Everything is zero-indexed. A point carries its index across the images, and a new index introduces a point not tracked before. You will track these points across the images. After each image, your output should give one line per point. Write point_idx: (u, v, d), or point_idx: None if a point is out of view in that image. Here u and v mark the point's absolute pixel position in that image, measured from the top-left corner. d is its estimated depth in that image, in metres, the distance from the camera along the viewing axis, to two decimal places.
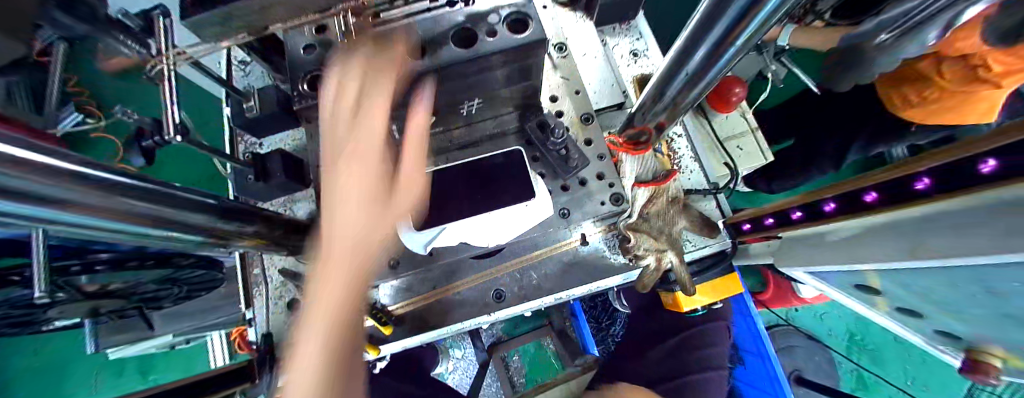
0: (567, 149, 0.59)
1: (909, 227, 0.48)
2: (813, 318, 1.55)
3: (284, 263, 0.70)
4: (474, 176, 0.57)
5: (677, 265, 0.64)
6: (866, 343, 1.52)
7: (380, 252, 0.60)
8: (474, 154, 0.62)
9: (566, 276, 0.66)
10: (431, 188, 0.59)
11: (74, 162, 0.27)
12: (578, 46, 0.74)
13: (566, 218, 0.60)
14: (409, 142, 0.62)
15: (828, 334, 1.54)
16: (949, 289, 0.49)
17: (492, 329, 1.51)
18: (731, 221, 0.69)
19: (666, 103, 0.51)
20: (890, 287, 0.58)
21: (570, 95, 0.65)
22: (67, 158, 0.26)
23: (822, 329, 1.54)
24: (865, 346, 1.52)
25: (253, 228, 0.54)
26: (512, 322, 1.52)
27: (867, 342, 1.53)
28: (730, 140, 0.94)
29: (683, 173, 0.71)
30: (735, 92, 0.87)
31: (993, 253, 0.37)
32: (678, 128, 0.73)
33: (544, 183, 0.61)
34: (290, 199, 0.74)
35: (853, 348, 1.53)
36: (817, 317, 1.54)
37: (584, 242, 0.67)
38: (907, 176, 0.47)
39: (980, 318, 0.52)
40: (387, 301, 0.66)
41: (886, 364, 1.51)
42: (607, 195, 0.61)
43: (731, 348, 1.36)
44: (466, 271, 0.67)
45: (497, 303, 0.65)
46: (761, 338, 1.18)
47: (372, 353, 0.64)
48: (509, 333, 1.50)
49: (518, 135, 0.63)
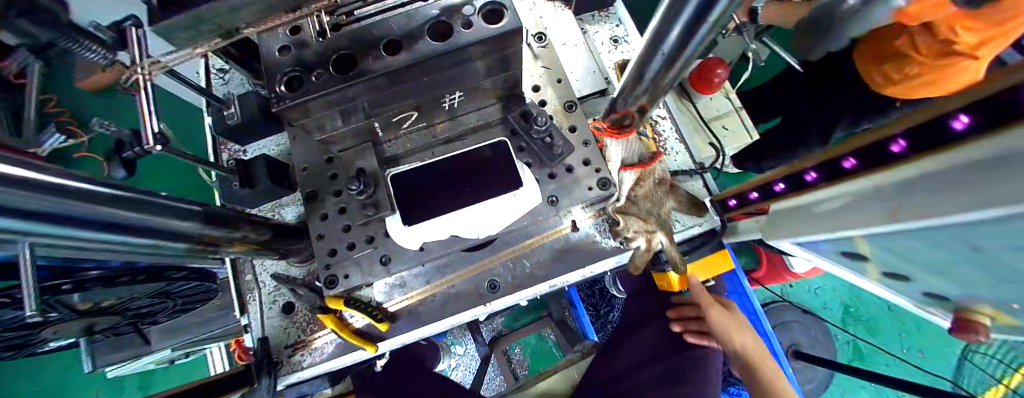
0: (551, 137, 0.59)
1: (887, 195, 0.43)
2: (809, 293, 1.57)
3: (278, 268, 0.70)
4: (459, 170, 0.59)
5: (668, 245, 0.64)
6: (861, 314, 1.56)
7: (372, 250, 0.60)
8: (460, 148, 0.62)
9: (558, 263, 0.67)
10: (420, 184, 0.60)
11: (29, 170, 0.26)
12: (557, 35, 0.74)
13: (555, 205, 0.60)
14: (394, 139, 0.61)
15: (824, 308, 1.57)
16: (935, 250, 0.45)
17: (493, 324, 1.53)
18: (716, 198, 0.69)
19: (646, 84, 0.52)
20: (873, 252, 0.55)
21: (552, 85, 0.65)
22: (21, 166, 0.25)
23: (818, 304, 1.57)
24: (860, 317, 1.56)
25: (242, 234, 0.54)
26: (512, 316, 1.54)
27: (862, 313, 1.57)
28: (714, 121, 0.96)
29: (669, 155, 0.73)
30: (716, 73, 0.88)
31: (952, 213, 0.33)
32: (661, 110, 0.75)
33: (530, 172, 0.62)
34: (279, 204, 0.73)
35: (848, 318, 1.56)
36: (811, 291, 1.58)
37: (575, 228, 0.68)
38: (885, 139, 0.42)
39: (967, 277, 0.49)
40: (382, 300, 0.68)
41: (880, 333, 1.55)
42: (594, 180, 0.61)
43: None
44: (459, 264, 0.67)
45: (490, 293, 0.67)
46: (756, 314, 1.20)
47: (370, 350, 0.64)
48: (510, 326, 1.53)
49: (502, 126, 0.63)
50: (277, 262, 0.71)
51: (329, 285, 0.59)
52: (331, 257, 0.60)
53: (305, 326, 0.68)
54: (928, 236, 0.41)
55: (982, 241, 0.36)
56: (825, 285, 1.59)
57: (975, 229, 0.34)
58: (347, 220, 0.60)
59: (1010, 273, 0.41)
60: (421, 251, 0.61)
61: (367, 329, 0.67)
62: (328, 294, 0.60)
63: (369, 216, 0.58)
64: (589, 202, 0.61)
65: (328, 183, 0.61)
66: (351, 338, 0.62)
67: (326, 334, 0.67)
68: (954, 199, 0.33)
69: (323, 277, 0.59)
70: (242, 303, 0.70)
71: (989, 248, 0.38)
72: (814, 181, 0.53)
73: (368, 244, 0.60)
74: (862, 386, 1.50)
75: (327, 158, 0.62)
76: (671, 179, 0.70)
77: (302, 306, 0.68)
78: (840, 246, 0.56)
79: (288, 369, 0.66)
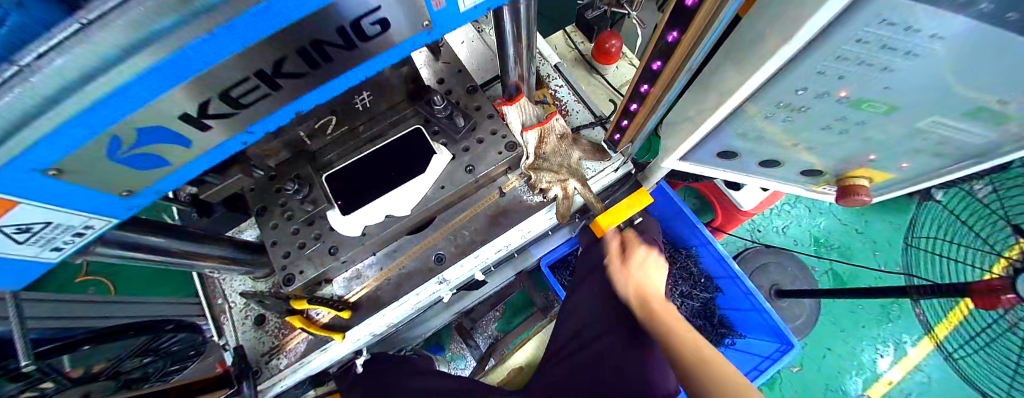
0: (454, 114, 0.70)
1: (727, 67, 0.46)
2: (775, 231, 1.50)
3: (245, 287, 0.78)
4: (383, 161, 0.70)
5: (581, 189, 0.75)
6: (832, 241, 1.48)
7: (320, 244, 0.67)
8: (383, 141, 0.72)
9: (494, 226, 0.75)
10: (352, 179, 0.69)
11: None
12: (455, 39, 0.86)
13: (473, 172, 0.69)
14: (323, 147, 0.71)
15: (793, 243, 1.48)
16: (768, 126, 0.54)
17: (487, 330, 1.41)
18: (606, 138, 0.80)
19: (512, 57, 0.63)
20: (741, 146, 0.63)
21: (453, 75, 0.77)
22: None
23: (788, 242, 1.48)
24: (832, 244, 1.48)
25: (206, 248, 0.63)
26: (504, 317, 1.42)
27: (832, 240, 1.48)
28: (624, 86, 1.06)
29: (572, 115, 0.86)
30: (612, 43, 0.99)
31: (771, 52, 0.35)
32: (559, 80, 0.90)
33: (446, 150, 0.72)
34: (238, 230, 0.82)
35: (821, 250, 1.47)
36: (779, 231, 1.50)
37: (503, 193, 0.76)
38: (677, 5, 0.43)
39: (817, 143, 0.58)
40: (342, 293, 0.72)
41: (856, 255, 1.46)
42: (502, 145, 0.71)
43: (704, 277, 1.34)
44: (407, 246, 0.74)
45: (438, 265, 0.73)
46: (724, 259, 1.18)
47: (337, 339, 0.68)
48: (505, 329, 1.40)
49: (417, 117, 0.74)
50: (244, 282, 0.79)
51: (286, 282, 0.66)
52: (286, 258, 0.67)
53: (277, 332, 0.74)
54: (761, 100, 0.46)
55: (789, 82, 0.41)
56: (790, 222, 1.50)
57: (776, 72, 0.39)
58: (294, 224, 0.69)
59: (829, 117, 0.50)
60: (363, 236, 0.68)
61: (333, 322, 0.71)
62: (289, 291, 0.66)
63: (309, 212, 0.68)
64: (502, 164, 0.70)
65: (274, 196, 0.70)
66: (316, 331, 0.67)
67: (296, 336, 0.73)
68: (773, 37, 0.35)
69: (281, 277, 0.66)
70: (218, 325, 0.78)
71: (802, 96, 0.45)
72: (660, 68, 0.54)
73: (317, 240, 0.68)
74: (847, 309, 1.39)
75: (268, 176, 0.71)
76: (575, 134, 0.82)
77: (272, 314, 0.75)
78: (717, 148, 0.63)
79: (267, 374, 0.72)
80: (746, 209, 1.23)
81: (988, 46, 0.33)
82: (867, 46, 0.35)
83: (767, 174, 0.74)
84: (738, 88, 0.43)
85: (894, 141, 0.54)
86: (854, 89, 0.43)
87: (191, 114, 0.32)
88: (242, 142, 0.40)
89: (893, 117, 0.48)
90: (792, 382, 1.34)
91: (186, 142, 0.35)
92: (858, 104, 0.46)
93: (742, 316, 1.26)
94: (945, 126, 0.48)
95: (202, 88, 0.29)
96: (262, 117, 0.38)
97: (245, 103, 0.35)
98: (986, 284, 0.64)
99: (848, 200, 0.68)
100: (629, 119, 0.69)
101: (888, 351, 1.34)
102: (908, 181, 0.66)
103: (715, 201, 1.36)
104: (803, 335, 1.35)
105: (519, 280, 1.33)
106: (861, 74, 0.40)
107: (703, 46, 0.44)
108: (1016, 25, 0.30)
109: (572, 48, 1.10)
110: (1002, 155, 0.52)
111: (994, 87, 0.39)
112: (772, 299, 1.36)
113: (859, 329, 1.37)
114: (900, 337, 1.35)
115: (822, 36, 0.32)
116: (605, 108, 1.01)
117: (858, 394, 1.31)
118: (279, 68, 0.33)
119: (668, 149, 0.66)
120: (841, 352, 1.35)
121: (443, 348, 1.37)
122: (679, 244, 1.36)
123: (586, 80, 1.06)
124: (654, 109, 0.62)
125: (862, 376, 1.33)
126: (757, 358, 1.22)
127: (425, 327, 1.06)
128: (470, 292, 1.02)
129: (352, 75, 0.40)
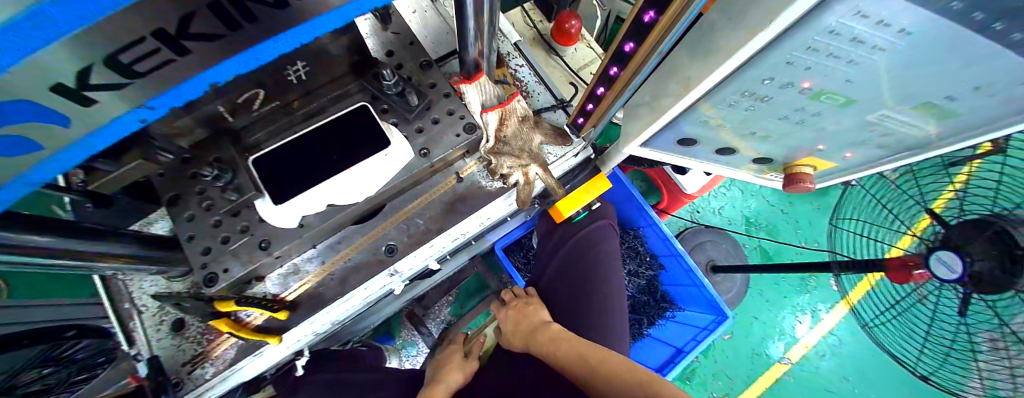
0: (407, 92, 0.63)
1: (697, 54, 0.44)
2: (713, 213, 1.59)
3: (158, 287, 0.67)
4: (323, 141, 0.61)
5: (542, 175, 0.72)
6: (761, 220, 1.59)
7: (249, 238, 0.59)
8: (321, 120, 0.63)
9: (450, 213, 0.69)
10: (286, 164, 0.59)
11: None
12: (404, 6, 0.77)
13: (427, 156, 0.63)
14: (248, 125, 0.61)
15: (727, 223, 1.58)
16: (733, 115, 0.54)
17: (440, 316, 1.35)
18: (569, 122, 0.77)
19: (473, 31, 0.56)
20: (700, 134, 0.63)
21: (404, 47, 0.69)
22: None
23: (723, 222, 1.58)
24: (761, 223, 1.59)
25: (104, 246, 0.52)
26: (458, 302, 1.37)
27: (762, 220, 1.59)
28: (583, 69, 1.03)
29: (533, 96, 0.82)
30: (571, 24, 0.95)
31: (748, 40, 0.33)
32: (519, 59, 0.85)
33: (397, 131, 0.64)
34: (146, 222, 0.69)
35: (751, 229, 1.59)
36: (715, 212, 1.59)
37: (460, 178, 0.71)
38: None
39: (772, 132, 0.59)
40: (278, 291, 0.64)
41: (781, 233, 1.59)
42: (460, 127, 0.65)
43: (651, 256, 1.40)
44: (353, 237, 0.67)
45: (389, 257, 0.66)
46: (668, 239, 1.23)
47: (274, 343, 0.60)
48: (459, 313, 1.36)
49: (363, 94, 0.65)
50: (157, 282, 0.68)
51: (207, 283, 0.57)
52: (206, 256, 0.58)
53: (200, 338, 0.64)
54: (726, 89, 0.45)
55: (759, 72, 0.41)
56: (726, 204, 1.60)
57: (753, 61, 0.38)
58: (216, 215, 0.60)
59: (788, 107, 0.51)
60: (301, 227, 0.60)
61: (268, 324, 0.63)
62: (209, 294, 0.57)
63: (233, 201, 0.58)
64: (459, 148, 0.65)
65: (189, 181, 0.60)
66: (247, 336, 0.58)
67: (225, 341, 0.64)
68: (749, 24, 0.34)
69: (200, 277, 0.57)
70: (127, 331, 0.66)
71: (768, 86, 0.45)
72: (632, 51, 0.51)
73: (244, 233, 0.59)
74: (773, 282, 1.52)
75: (180, 159, 0.60)
76: (536, 117, 0.79)
77: (192, 319, 0.65)
78: (677, 135, 0.62)
79: (190, 386, 0.63)
80: (689, 192, 1.28)
81: (942, 45, 0.34)
82: (838, 38, 0.34)
83: (718, 161, 0.76)
84: (707, 78, 0.41)
85: (842, 133, 0.56)
86: (817, 81, 0.43)
87: (64, 85, 0.22)
88: (141, 120, 0.28)
89: (847, 109, 0.49)
90: (725, 350, 1.46)
91: (62, 118, 0.24)
92: (818, 96, 0.47)
93: (682, 292, 1.34)
94: (891, 119, 0.50)
95: (74, 49, 0.20)
96: (166, 92, 0.27)
97: (143, 72, 0.25)
98: (903, 260, 0.71)
99: (794, 187, 0.71)
100: (594, 103, 0.66)
101: (805, 317, 1.49)
102: (848, 167, 0.70)
103: (662, 184, 1.40)
104: (734, 306, 1.48)
105: (473, 263, 1.29)
106: (827, 66, 0.40)
107: (676, 30, 0.42)
108: (978, 23, 0.31)
109: (531, 27, 1.05)
110: (934, 148, 0.56)
111: (946, 84, 0.41)
112: (708, 275, 1.46)
113: (782, 300, 1.51)
114: (816, 305, 1.50)
115: (800, 25, 0.31)
116: (565, 91, 0.98)
117: (779, 356, 1.45)
118: (187, 23, 0.23)
119: (632, 134, 0.64)
120: (765, 320, 1.49)
121: (392, 336, 1.31)
122: (627, 225, 1.40)
123: (545, 61, 1.02)
124: (618, 94, 0.59)
125: (783, 340, 1.47)
126: (696, 330, 1.29)
127: (375, 318, 1.00)
128: (423, 281, 0.97)
129: (290, 37, 0.29)
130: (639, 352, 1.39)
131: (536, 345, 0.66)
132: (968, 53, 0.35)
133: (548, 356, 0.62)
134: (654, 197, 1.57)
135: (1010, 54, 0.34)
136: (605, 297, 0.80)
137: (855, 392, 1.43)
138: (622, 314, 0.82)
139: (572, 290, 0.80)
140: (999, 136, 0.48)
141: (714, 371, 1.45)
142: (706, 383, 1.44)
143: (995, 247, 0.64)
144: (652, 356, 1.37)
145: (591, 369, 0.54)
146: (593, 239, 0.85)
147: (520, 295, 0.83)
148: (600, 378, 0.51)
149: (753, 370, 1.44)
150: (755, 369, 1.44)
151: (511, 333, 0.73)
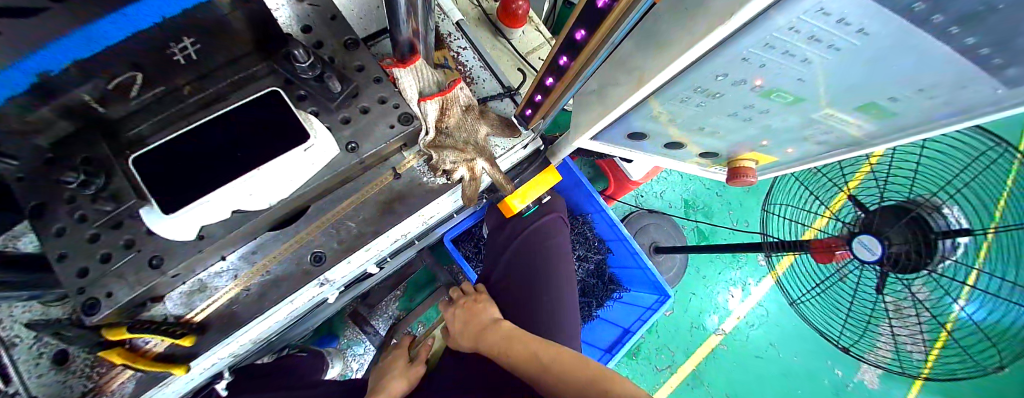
0: (326, 76, 0.54)
1: (654, 40, 0.39)
2: (656, 197, 1.63)
3: (33, 314, 0.54)
4: (221, 135, 0.47)
5: (488, 169, 0.69)
6: (698, 203, 1.65)
7: (136, 255, 0.48)
8: (220, 109, 0.51)
9: (384, 215, 0.63)
10: (169, 167, 0.45)
11: None
12: None
13: (355, 152, 0.55)
14: (127, 116, 0.46)
15: (669, 207, 1.63)
16: (686, 110, 0.51)
17: (386, 312, 1.29)
18: (516, 113, 0.73)
19: (404, 7, 0.48)
20: (651, 127, 0.60)
21: (325, 23, 0.60)
22: None
23: (664, 205, 1.62)
24: (698, 206, 1.64)
25: None
26: (407, 296, 1.32)
27: (699, 203, 1.65)
28: (530, 54, 0.99)
29: (477, 83, 0.77)
30: (517, 5, 0.89)
31: (700, 38, 0.29)
32: (462, 41, 0.78)
33: (318, 120, 0.54)
34: (9, 236, 0.56)
35: (690, 212, 1.64)
36: (658, 196, 1.63)
37: (397, 174, 0.65)
38: None
39: (723, 127, 0.57)
40: (180, 312, 0.56)
41: (715, 215, 1.65)
42: (395, 117, 0.57)
43: (600, 242, 1.42)
44: (272, 245, 0.59)
45: (316, 267, 0.60)
46: (615, 225, 1.24)
47: (180, 373, 0.53)
48: (407, 308, 1.31)
49: (274, 77, 0.54)
50: (31, 308, 0.54)
51: (88, 311, 0.47)
52: (82, 278, 0.46)
53: (91, 371, 0.55)
54: (679, 84, 0.41)
55: (713, 68, 0.37)
56: (668, 189, 1.64)
57: (711, 56, 0.33)
58: (91, 228, 0.47)
59: (739, 104, 0.48)
60: (204, 239, 0.52)
61: (172, 351, 0.55)
62: (91, 323, 0.47)
63: (109, 212, 0.47)
64: (394, 142, 0.57)
65: (55, 187, 0.46)
66: (147, 368, 0.50)
67: (122, 372, 0.55)
68: (704, 18, 0.29)
69: (78, 303, 0.47)
70: None
71: (720, 82, 0.41)
72: (584, 39, 0.45)
73: (128, 249, 0.48)
74: (709, 260, 1.61)
75: None
76: (481, 106, 0.73)
77: (78, 349, 0.54)
78: (628, 128, 0.59)
79: None
80: (635, 179, 1.31)
81: (896, 47, 0.32)
82: (798, 36, 0.30)
83: (663, 154, 0.76)
84: (655, 78, 0.37)
85: (790, 129, 0.56)
86: (768, 79, 0.40)
87: None
88: None
89: (793, 108, 0.48)
90: (666, 325, 1.54)
91: None
92: (768, 94, 0.44)
93: (628, 274, 1.38)
94: (833, 118, 0.50)
95: None
96: None
97: None
98: (825, 242, 0.74)
99: (736, 181, 0.72)
100: (544, 93, 0.61)
101: (736, 291, 1.58)
102: (788, 161, 0.72)
103: (610, 172, 1.42)
104: (675, 284, 1.54)
105: (421, 256, 1.23)
106: (780, 65, 0.37)
107: (628, 20, 0.36)
108: (935, 27, 0.29)
109: (475, 5, 0.97)
110: (869, 146, 0.57)
111: (895, 85, 0.39)
112: (651, 256, 1.50)
113: (717, 276, 1.59)
114: (746, 280, 1.60)
115: (762, 19, 0.27)
116: (512, 76, 0.94)
117: (714, 328, 1.55)
118: None
119: (584, 126, 0.60)
120: (702, 296, 1.57)
121: (336, 337, 1.24)
122: (577, 212, 1.40)
123: (490, 44, 0.96)
124: (569, 82, 0.53)
125: (718, 313, 1.56)
126: (640, 310, 1.32)
127: (310, 323, 0.94)
128: (359, 284, 0.91)
129: None
130: (590, 334, 1.42)
131: (487, 345, 0.62)
132: (919, 56, 0.33)
133: (501, 354, 0.58)
134: (601, 183, 1.58)
135: (959, 57, 0.33)
136: (558, 291, 0.79)
137: (780, 356, 1.56)
138: (573, 306, 0.82)
139: (523, 287, 0.77)
140: (919, 136, 0.50)
141: (658, 346, 1.52)
142: (651, 357, 1.52)
143: (909, 230, 0.70)
144: (600, 337, 1.39)
145: (545, 368, 0.49)
146: (542, 234, 0.84)
147: (469, 292, 0.79)
148: (546, 378, 0.48)
149: (691, 342, 1.53)
150: (694, 342, 1.53)
151: (459, 335, 0.69)
